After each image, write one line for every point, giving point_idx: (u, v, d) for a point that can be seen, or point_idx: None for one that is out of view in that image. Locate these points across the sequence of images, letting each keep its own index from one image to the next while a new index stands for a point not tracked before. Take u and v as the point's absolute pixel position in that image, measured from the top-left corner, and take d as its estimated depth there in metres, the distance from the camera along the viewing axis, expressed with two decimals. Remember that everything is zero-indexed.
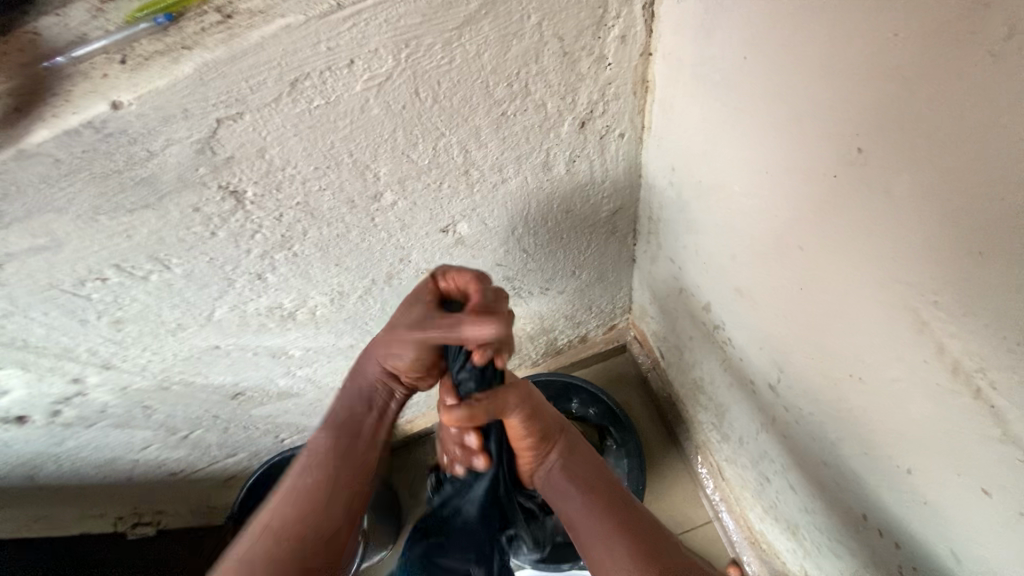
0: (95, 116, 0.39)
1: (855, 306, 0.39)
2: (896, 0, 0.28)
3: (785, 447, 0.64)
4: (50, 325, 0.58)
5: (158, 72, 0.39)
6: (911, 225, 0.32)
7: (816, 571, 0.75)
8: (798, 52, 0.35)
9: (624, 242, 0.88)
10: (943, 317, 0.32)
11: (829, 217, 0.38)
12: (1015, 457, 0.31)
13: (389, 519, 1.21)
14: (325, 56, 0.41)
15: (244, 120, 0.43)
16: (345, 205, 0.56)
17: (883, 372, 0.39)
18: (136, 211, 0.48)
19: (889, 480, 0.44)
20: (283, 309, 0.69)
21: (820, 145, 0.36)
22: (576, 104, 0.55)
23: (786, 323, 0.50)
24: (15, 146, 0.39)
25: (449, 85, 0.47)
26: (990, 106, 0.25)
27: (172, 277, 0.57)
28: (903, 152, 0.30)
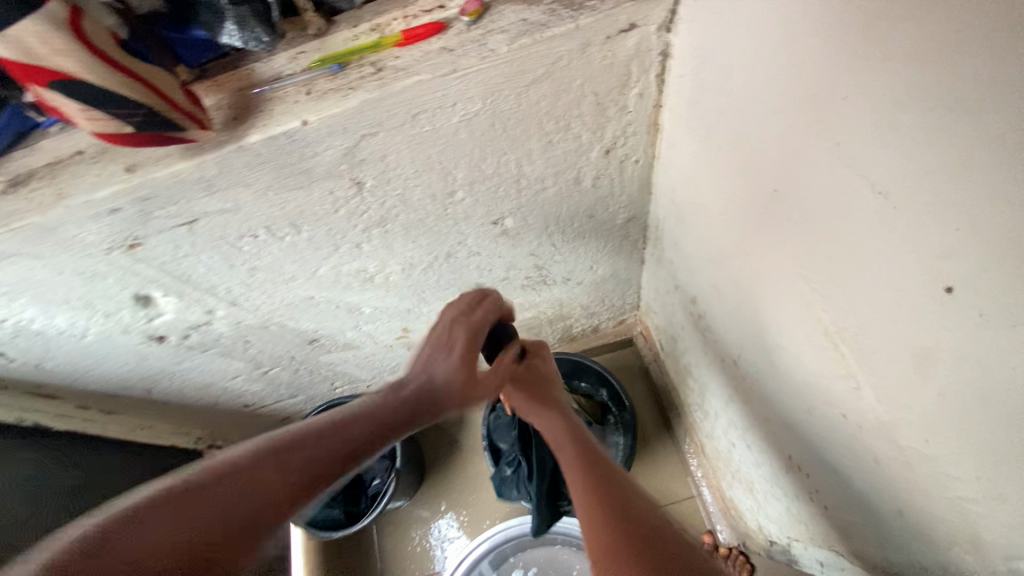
0: (291, 128, 0.60)
1: (779, 293, 0.58)
2: (784, 107, 0.47)
3: (744, 411, 0.83)
4: (210, 266, 0.79)
5: (334, 102, 0.60)
6: (800, 241, 0.50)
7: (767, 522, 0.93)
8: (745, 122, 0.54)
9: (635, 245, 1.07)
10: (817, 299, 0.51)
11: (763, 231, 0.57)
12: (853, 387, 0.49)
13: (416, 466, 1.42)
14: (438, 99, 0.62)
15: (378, 136, 0.64)
16: (429, 198, 0.77)
17: (794, 340, 0.58)
18: (292, 190, 0.69)
19: (801, 422, 0.63)
20: (367, 273, 0.90)
21: (758, 184, 0.55)
22: (604, 137, 0.75)
23: (744, 308, 0.68)
24: (238, 142, 0.61)
25: (515, 120, 0.68)
26: (825, 175, 0.44)
27: (299, 239, 0.78)
28: (793, 194, 0.49)
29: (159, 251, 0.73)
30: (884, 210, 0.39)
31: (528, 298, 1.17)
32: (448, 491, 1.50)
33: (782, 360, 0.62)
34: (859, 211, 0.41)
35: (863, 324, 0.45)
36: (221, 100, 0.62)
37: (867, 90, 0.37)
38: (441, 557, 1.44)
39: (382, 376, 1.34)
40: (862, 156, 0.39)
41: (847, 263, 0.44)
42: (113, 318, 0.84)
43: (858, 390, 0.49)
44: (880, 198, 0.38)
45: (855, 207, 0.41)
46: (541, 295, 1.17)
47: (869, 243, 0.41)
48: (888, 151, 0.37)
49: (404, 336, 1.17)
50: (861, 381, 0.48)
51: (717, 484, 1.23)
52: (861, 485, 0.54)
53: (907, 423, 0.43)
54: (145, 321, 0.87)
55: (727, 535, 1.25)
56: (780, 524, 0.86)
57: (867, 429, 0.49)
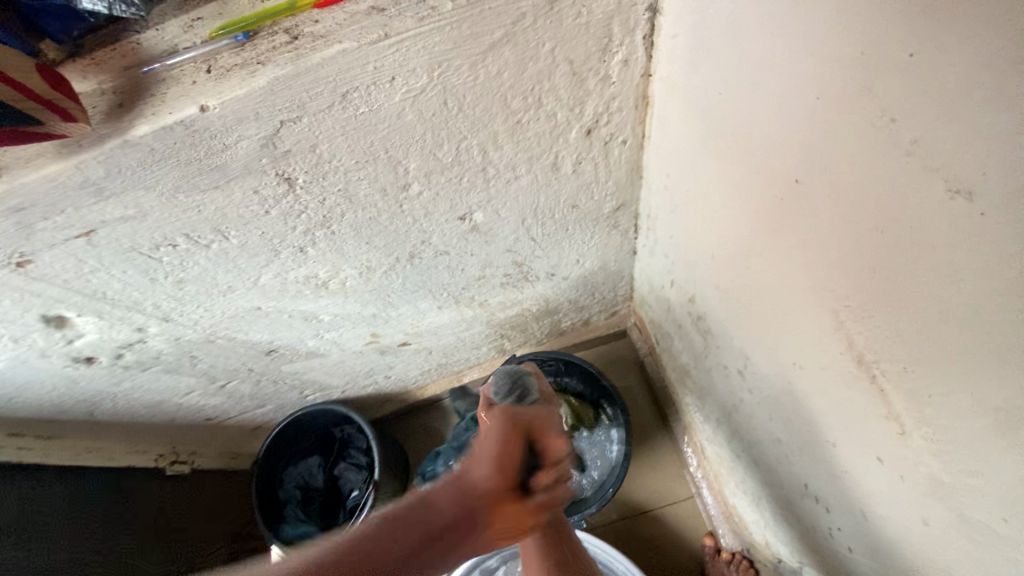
0: (186, 116, 0.48)
1: (798, 306, 0.47)
2: (813, 71, 0.35)
3: (749, 426, 0.73)
4: (127, 281, 0.67)
5: (237, 82, 0.48)
6: (828, 246, 0.39)
7: (775, 540, 0.84)
8: (756, 95, 0.42)
9: (626, 235, 0.96)
10: (852, 319, 0.40)
11: (779, 230, 0.45)
12: (896, 431, 0.39)
13: (397, 474, 1.33)
14: (371, 74, 0.50)
15: (302, 123, 0.52)
16: (378, 193, 0.65)
17: (816, 362, 0.47)
18: (207, 191, 0.57)
19: (820, 453, 0.53)
20: (318, 279, 0.79)
21: (774, 173, 0.43)
22: (583, 115, 0.63)
23: (753, 317, 0.57)
24: (123, 137, 0.49)
25: (473, 97, 0.56)
26: (870, 166, 0.32)
27: (229, 246, 0.66)
28: (823, 188, 0.37)
29: (58, 268, 0.62)
30: (957, 215, 0.28)
31: (509, 296, 1.07)
32: None
33: (798, 382, 0.52)
34: (921, 216, 0.30)
35: (920, 360, 0.34)
36: (105, 82, 0.48)
37: (944, 45, 0.26)
38: None
39: (356, 382, 1.24)
40: (930, 140, 0.28)
41: (899, 280, 0.33)
42: (24, 343, 0.73)
43: (905, 435, 0.38)
44: (957, 201, 0.27)
45: (913, 209, 0.30)
46: (523, 292, 1.06)
47: (934, 257, 0.30)
48: (975, 135, 0.25)
49: (375, 341, 1.07)
50: (907, 426, 0.37)
51: (718, 487, 1.14)
52: (901, 542, 0.44)
53: (979, 490, 0.33)
54: (64, 344, 0.76)
55: (730, 539, 1.17)
56: (789, 546, 0.77)
57: (912, 482, 0.39)
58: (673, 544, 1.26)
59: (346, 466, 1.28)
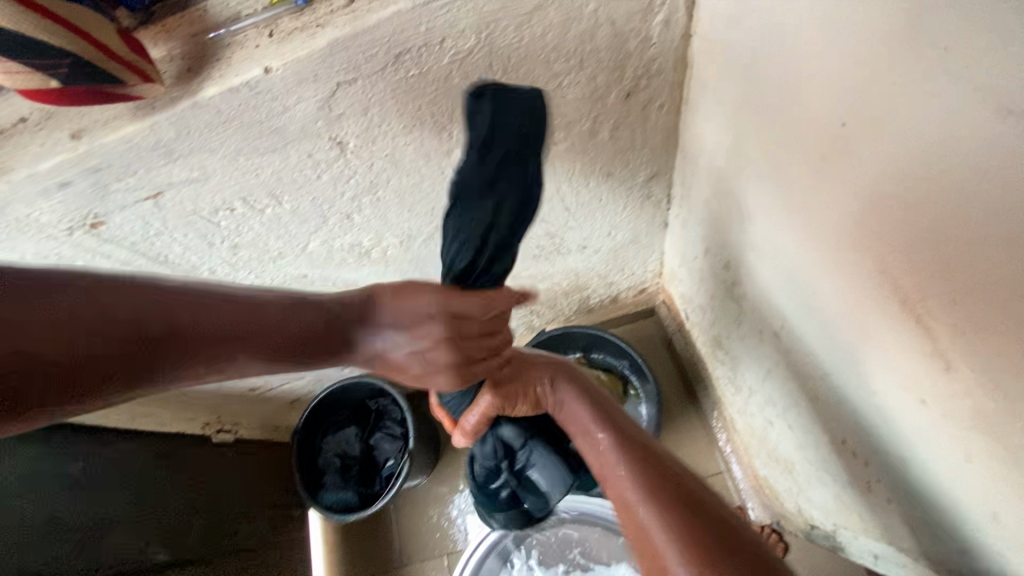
0: (251, 78, 0.51)
1: (840, 254, 0.48)
2: (863, 15, 0.36)
3: (786, 388, 0.73)
4: (187, 245, 0.71)
5: (299, 44, 0.50)
6: (871, 187, 0.41)
7: (809, 507, 0.85)
8: (804, 41, 0.43)
9: (658, 207, 0.97)
10: (899, 260, 0.41)
11: (822, 181, 0.47)
12: (941, 368, 0.40)
13: (430, 446, 1.37)
14: (423, 35, 0.52)
15: (356, 85, 0.55)
16: (423, 159, 0.67)
17: (858, 311, 0.48)
18: (265, 154, 0.60)
19: (861, 405, 0.54)
20: (362, 247, 0.82)
21: (818, 123, 0.44)
22: (622, 78, 0.64)
23: (792, 271, 0.58)
24: (192, 98, 0.52)
25: (517, 59, 0.57)
26: (929, 97, 0.33)
27: (282, 212, 0.70)
28: (876, 128, 0.38)
29: (127, 230, 0.66)
30: (1013, 135, 0.28)
31: (541, 269, 1.09)
32: (465, 470, 1.45)
33: (839, 334, 0.53)
34: (975, 139, 0.31)
35: (973, 291, 0.35)
36: (173, 48, 0.51)
37: None
38: (460, 538, 1.41)
39: None
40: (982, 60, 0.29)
41: (953, 212, 0.34)
42: None
43: (949, 370, 0.40)
44: (1011, 120, 0.28)
45: (968, 133, 0.31)
46: (555, 266, 1.08)
47: (990, 181, 0.31)
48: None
49: None
50: (954, 360, 0.39)
51: (748, 461, 1.15)
52: (946, 485, 0.45)
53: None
54: None
55: (760, 513, 1.18)
56: (824, 509, 0.78)
57: (958, 419, 0.40)
58: None
59: (382, 436, 1.34)
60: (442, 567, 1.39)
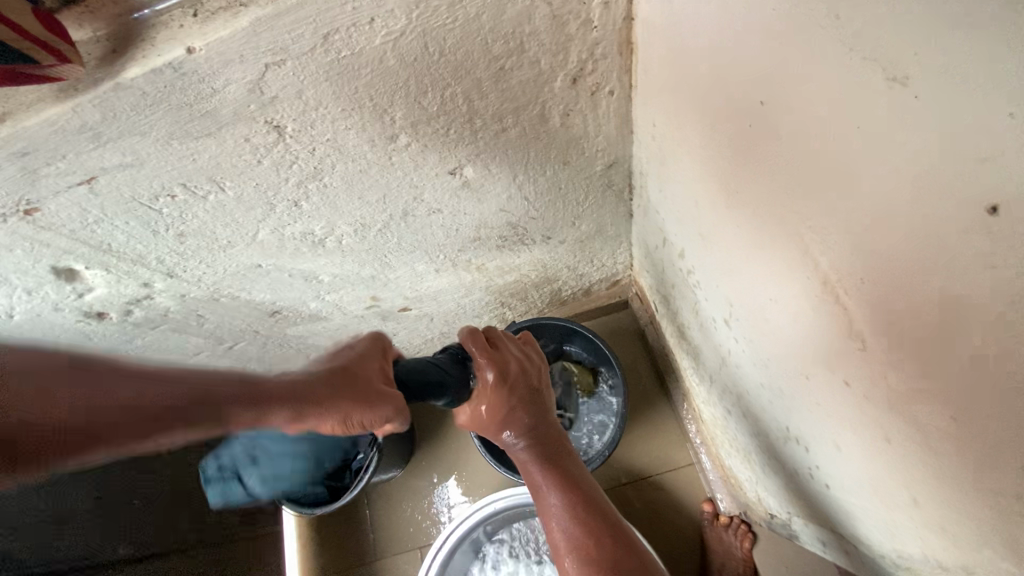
0: (174, 58, 0.50)
1: (769, 236, 0.47)
2: None
3: (737, 376, 0.73)
4: (130, 233, 0.70)
5: (222, 23, 0.49)
6: (790, 166, 0.40)
7: (766, 496, 0.85)
8: (725, 20, 0.43)
9: (620, 196, 0.96)
10: (818, 240, 0.40)
11: (750, 161, 0.46)
12: (858, 348, 0.40)
13: (402, 439, 1.37)
14: (350, 15, 0.51)
15: (287, 66, 0.54)
16: (367, 144, 0.66)
17: (787, 293, 0.48)
18: (200, 139, 0.59)
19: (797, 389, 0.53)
20: (315, 236, 0.81)
21: (742, 102, 0.44)
22: (567, 61, 0.63)
23: (732, 256, 0.58)
24: (115, 79, 0.51)
25: (453, 41, 0.56)
26: (825, 73, 0.33)
27: (226, 199, 0.69)
28: (785, 105, 0.38)
29: (64, 217, 0.65)
30: (898, 104, 0.29)
31: (507, 260, 1.08)
32: (438, 464, 1.45)
33: (774, 319, 0.52)
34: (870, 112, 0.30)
35: (880, 268, 0.35)
36: (99, 30, 0.50)
37: None
38: (433, 531, 1.40)
39: None
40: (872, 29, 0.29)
41: (858, 188, 0.34)
42: (38, 295, 0.76)
43: (865, 350, 0.39)
44: (895, 88, 0.29)
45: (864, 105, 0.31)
46: (520, 256, 1.08)
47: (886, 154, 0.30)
48: (908, 16, 0.27)
49: (375, 305, 1.10)
50: (868, 341, 0.38)
51: (715, 452, 1.15)
52: (870, 467, 0.45)
53: (932, 394, 0.34)
54: (76, 298, 0.79)
55: (728, 503, 1.18)
56: (778, 497, 0.78)
57: (876, 400, 0.40)
58: (672, 509, 1.27)
59: None
60: (415, 559, 1.39)
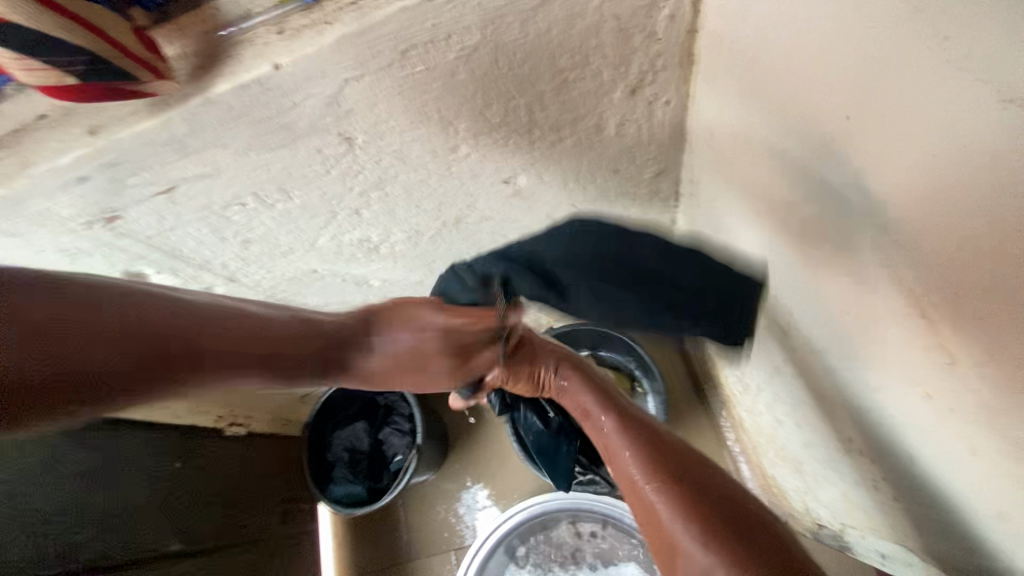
0: (261, 75, 0.52)
1: (843, 247, 0.48)
2: (866, 7, 0.36)
3: (792, 386, 0.73)
4: (199, 239, 0.73)
5: (308, 41, 0.51)
6: (875, 179, 0.41)
7: (816, 506, 0.84)
8: (806, 34, 0.43)
9: (666, 204, 0.97)
10: (902, 254, 0.41)
11: (826, 173, 0.47)
12: (944, 361, 0.40)
13: (438, 441, 1.38)
14: (428, 31, 0.52)
15: (364, 81, 0.55)
16: (429, 154, 0.68)
17: (863, 305, 0.48)
18: (275, 150, 0.61)
19: (866, 399, 0.53)
20: (370, 242, 0.83)
21: (822, 116, 0.44)
22: (628, 74, 0.64)
23: (795, 265, 0.58)
24: (204, 94, 0.53)
25: (522, 55, 0.58)
26: (929, 90, 0.33)
27: (291, 207, 0.71)
28: (876, 120, 0.38)
29: (142, 224, 0.68)
30: (1010, 125, 0.29)
31: None
32: (472, 467, 1.46)
33: (844, 330, 0.53)
34: (977, 129, 0.31)
35: (979, 284, 0.35)
36: (187, 46, 0.52)
37: None
38: (467, 534, 1.42)
39: None
40: (984, 51, 0.29)
41: (955, 204, 0.34)
42: None
43: (952, 363, 0.39)
44: (1009, 109, 0.29)
45: (974, 123, 0.31)
46: None
47: (995, 171, 0.31)
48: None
49: None
50: (957, 353, 0.38)
51: (756, 461, 1.14)
52: (951, 480, 0.44)
53: None
54: None
55: (768, 513, 1.17)
56: (832, 508, 0.77)
57: (961, 414, 0.40)
58: None
59: (391, 431, 1.36)
60: (449, 561, 1.40)
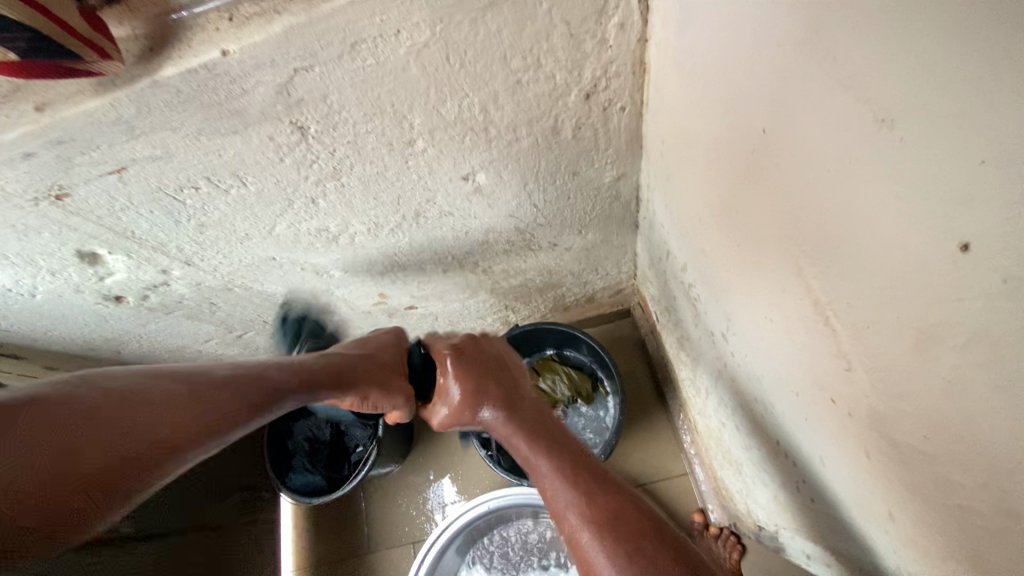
0: (209, 60, 0.53)
1: (765, 254, 0.50)
2: (775, 25, 0.38)
3: (732, 389, 0.75)
4: (152, 221, 0.73)
5: (256, 29, 0.52)
6: (788, 190, 0.42)
7: (755, 506, 0.86)
8: (734, 48, 0.45)
9: (627, 208, 0.98)
10: (811, 262, 0.43)
11: (750, 184, 0.49)
12: (844, 368, 0.42)
13: (400, 434, 1.39)
14: (378, 26, 0.53)
15: (314, 71, 0.56)
16: (385, 147, 0.69)
17: (781, 313, 0.50)
18: (227, 135, 0.62)
19: (788, 403, 0.55)
20: (329, 232, 0.84)
21: (746, 127, 0.46)
22: (581, 78, 0.66)
23: (728, 272, 0.60)
24: (152, 77, 0.53)
25: (474, 55, 0.59)
26: (824, 106, 0.35)
27: (246, 193, 0.72)
28: (787, 134, 0.40)
29: (93, 204, 0.67)
30: (884, 142, 0.31)
31: (513, 265, 1.11)
32: (435, 461, 1.47)
33: (768, 337, 0.55)
34: (859, 145, 0.33)
35: (868, 292, 0.37)
36: (137, 27, 0.52)
37: None
38: (427, 527, 1.43)
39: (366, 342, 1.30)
40: (866, 73, 0.31)
41: (846, 215, 0.36)
42: (61, 277, 0.79)
43: (850, 370, 0.41)
44: (883, 128, 0.30)
45: (857, 140, 0.33)
46: (526, 261, 1.10)
47: (874, 186, 0.33)
48: (899, 65, 0.28)
49: (383, 302, 1.13)
50: (853, 360, 0.41)
51: (709, 463, 1.16)
52: (853, 482, 0.47)
53: (907, 414, 0.36)
54: (97, 281, 0.82)
55: (719, 515, 1.20)
56: (767, 509, 0.80)
57: (858, 418, 0.42)
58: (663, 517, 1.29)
59: (353, 422, 1.34)
60: (407, 553, 1.41)
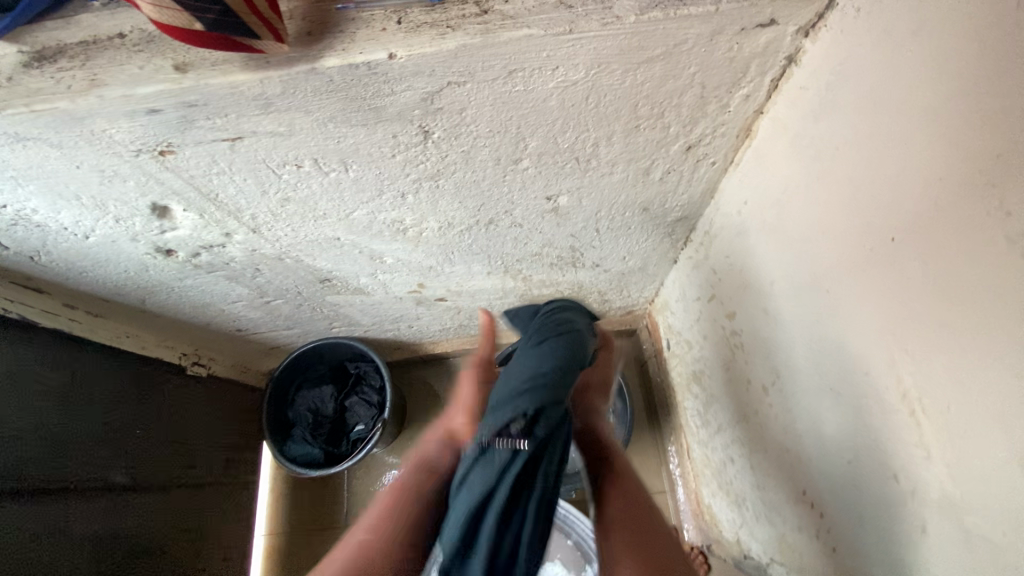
0: (374, 60, 0.53)
1: (852, 339, 0.57)
2: (935, 161, 0.45)
3: (759, 435, 0.83)
4: (241, 188, 0.72)
5: (427, 40, 0.53)
6: (902, 297, 0.50)
7: (748, 538, 0.95)
8: (877, 160, 0.51)
9: (674, 244, 1.04)
10: (908, 362, 0.50)
11: (854, 276, 0.56)
12: (921, 455, 0.50)
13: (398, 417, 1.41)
14: (541, 59, 0.55)
15: (465, 87, 0.58)
16: (492, 161, 0.71)
17: (858, 391, 0.57)
18: (354, 126, 0.62)
19: (837, 466, 0.63)
20: (402, 224, 0.85)
21: (868, 230, 0.53)
22: (691, 133, 0.70)
23: (800, 338, 0.67)
24: (311, 63, 0.53)
25: (611, 98, 0.62)
26: (976, 243, 0.42)
27: (343, 178, 0.72)
28: (922, 252, 0.47)
29: (191, 164, 0.66)
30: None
31: (551, 276, 1.14)
32: None
33: (834, 405, 0.62)
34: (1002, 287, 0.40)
35: (971, 403, 0.44)
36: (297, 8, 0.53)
37: None
38: None
39: (383, 324, 1.31)
40: None
41: (967, 336, 0.43)
42: (124, 224, 0.77)
43: (928, 459, 0.49)
44: None
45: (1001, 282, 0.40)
46: (564, 276, 1.14)
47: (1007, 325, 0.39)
48: None
49: (418, 291, 1.14)
50: (935, 451, 0.48)
51: (694, 487, 1.25)
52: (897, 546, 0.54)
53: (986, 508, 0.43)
54: (158, 233, 0.80)
55: (692, 535, 1.29)
56: (763, 543, 0.88)
57: (924, 498, 0.50)
58: None
59: (357, 401, 1.35)
60: None
